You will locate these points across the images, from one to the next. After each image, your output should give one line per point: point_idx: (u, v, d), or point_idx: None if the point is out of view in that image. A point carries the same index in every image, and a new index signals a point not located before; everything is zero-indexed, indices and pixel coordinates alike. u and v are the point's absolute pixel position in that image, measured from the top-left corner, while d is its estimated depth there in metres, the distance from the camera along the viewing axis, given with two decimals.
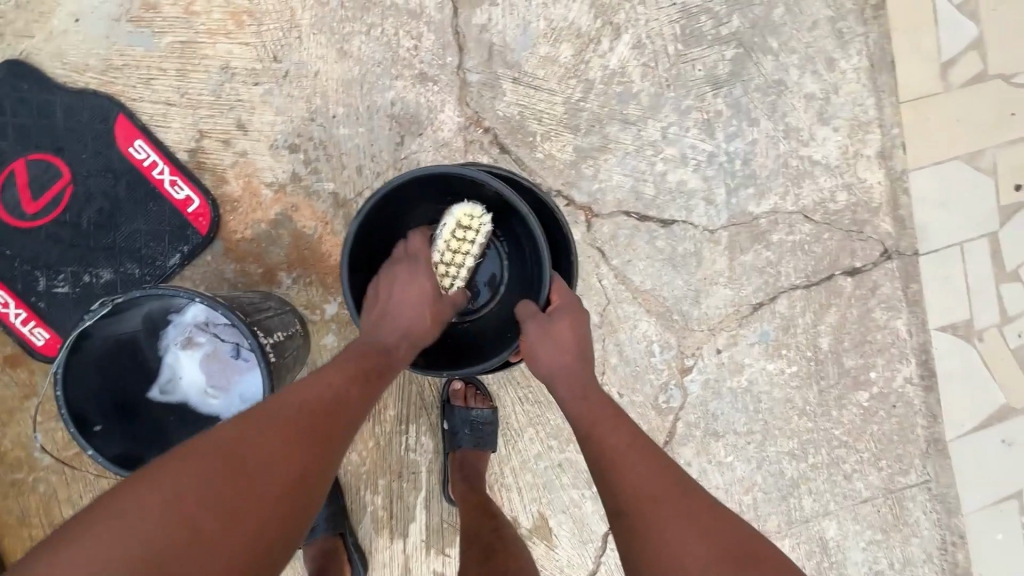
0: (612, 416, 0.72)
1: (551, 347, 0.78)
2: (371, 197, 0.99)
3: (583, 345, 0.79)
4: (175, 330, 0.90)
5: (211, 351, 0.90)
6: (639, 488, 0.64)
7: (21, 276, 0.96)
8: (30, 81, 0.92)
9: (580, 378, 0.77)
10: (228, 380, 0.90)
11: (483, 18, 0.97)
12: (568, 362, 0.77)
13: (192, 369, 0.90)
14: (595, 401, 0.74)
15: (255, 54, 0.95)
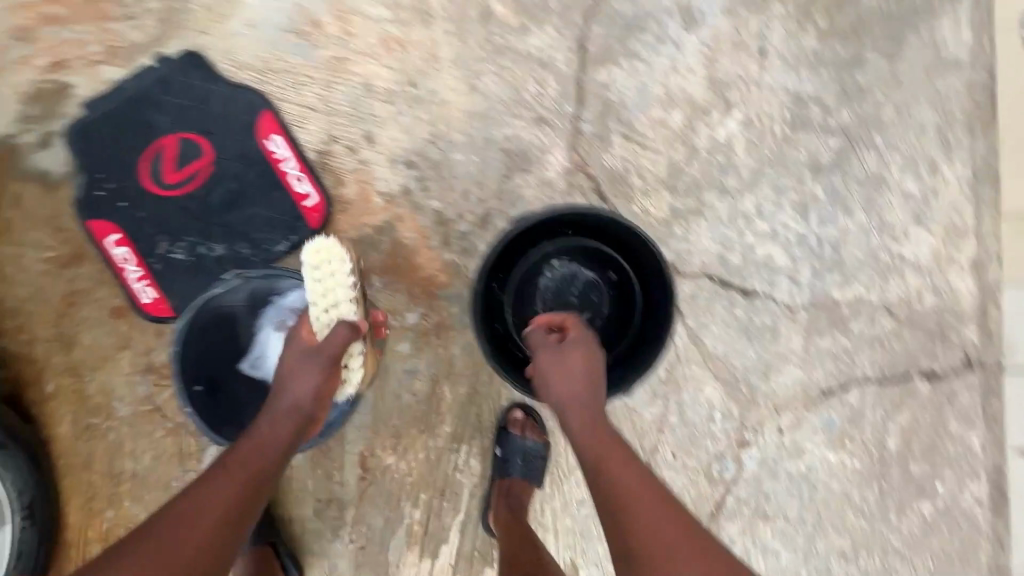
0: (611, 441, 0.77)
1: (553, 372, 0.83)
2: (470, 220, 1.05)
3: (580, 368, 0.83)
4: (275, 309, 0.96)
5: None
6: (623, 486, 0.72)
7: (147, 238, 1.05)
8: (198, 69, 1.03)
9: (583, 399, 0.81)
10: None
11: (607, 76, 1.03)
12: (568, 394, 0.81)
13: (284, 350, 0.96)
14: (596, 422, 0.79)
15: (396, 77, 1.04)
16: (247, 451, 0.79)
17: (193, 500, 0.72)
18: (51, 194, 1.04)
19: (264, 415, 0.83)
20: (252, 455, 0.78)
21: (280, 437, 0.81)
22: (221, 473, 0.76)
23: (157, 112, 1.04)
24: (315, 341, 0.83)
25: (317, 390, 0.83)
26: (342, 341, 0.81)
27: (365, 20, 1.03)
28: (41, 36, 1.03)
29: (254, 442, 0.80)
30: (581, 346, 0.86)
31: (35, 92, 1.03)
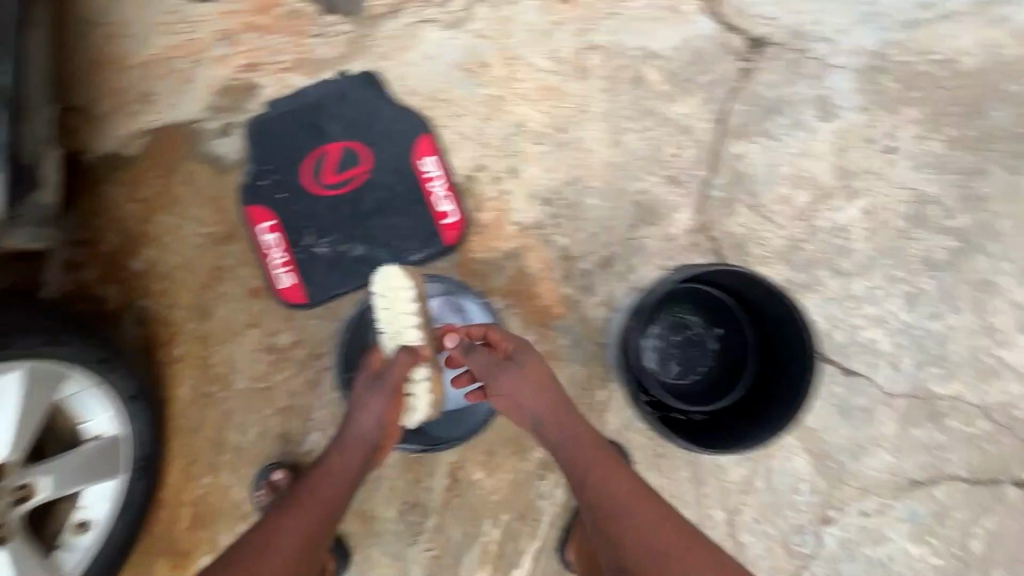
0: (593, 442, 0.93)
1: (512, 386, 0.96)
2: (593, 260, 1.12)
3: (529, 374, 0.96)
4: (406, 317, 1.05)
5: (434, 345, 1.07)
6: (601, 496, 0.86)
7: (296, 229, 1.14)
8: (372, 89, 1.14)
9: (563, 406, 0.96)
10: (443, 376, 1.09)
11: (741, 149, 1.11)
12: (535, 406, 0.95)
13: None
14: (574, 427, 0.94)
15: (546, 122, 1.13)
16: (323, 480, 0.91)
17: (281, 515, 0.86)
18: (220, 177, 1.15)
19: (336, 446, 0.95)
20: (326, 483, 0.91)
21: (348, 467, 0.93)
22: (305, 497, 0.89)
23: (329, 120, 1.15)
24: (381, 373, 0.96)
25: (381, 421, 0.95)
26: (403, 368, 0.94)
27: (528, 68, 1.14)
28: (242, 39, 1.16)
29: (327, 472, 0.92)
30: (528, 354, 0.99)
31: (227, 87, 1.16)
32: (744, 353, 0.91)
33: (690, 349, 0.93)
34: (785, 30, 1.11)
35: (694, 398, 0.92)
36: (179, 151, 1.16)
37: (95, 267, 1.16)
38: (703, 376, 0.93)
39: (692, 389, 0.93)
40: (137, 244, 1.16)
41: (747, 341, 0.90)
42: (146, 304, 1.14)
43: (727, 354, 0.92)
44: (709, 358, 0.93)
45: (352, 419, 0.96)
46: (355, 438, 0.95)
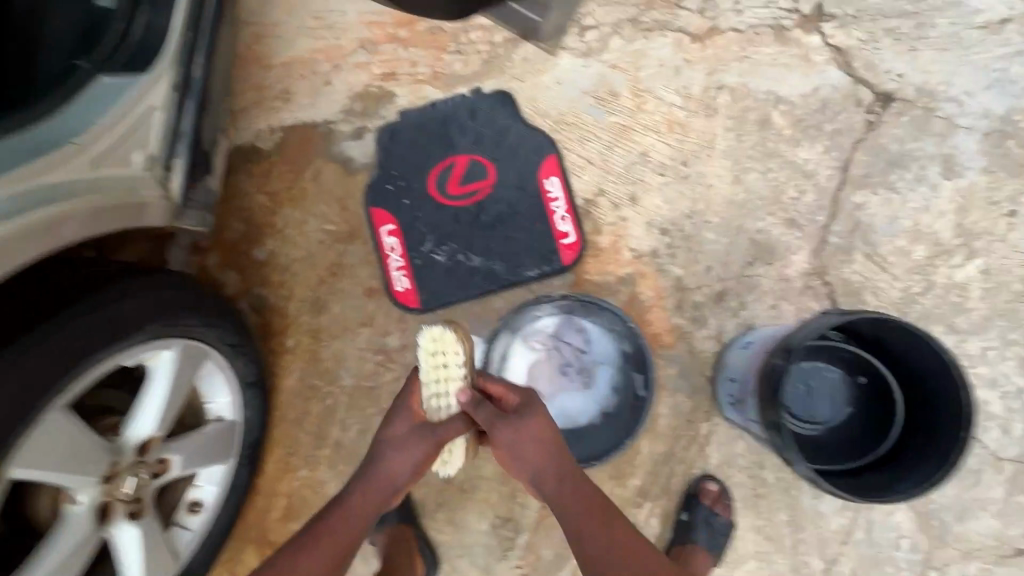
0: (576, 491, 0.81)
1: (513, 436, 0.81)
2: (706, 293, 1.13)
3: (510, 424, 0.82)
4: (530, 328, 1.11)
5: (554, 359, 1.11)
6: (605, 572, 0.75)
7: (416, 235, 1.17)
8: (504, 108, 1.18)
9: (536, 452, 0.82)
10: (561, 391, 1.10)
11: (862, 199, 1.13)
12: (538, 461, 0.82)
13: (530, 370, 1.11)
14: (548, 477, 0.81)
15: (670, 154, 1.16)
16: (329, 529, 0.81)
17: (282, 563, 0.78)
18: (349, 178, 1.19)
19: (356, 486, 0.85)
20: (337, 530, 0.81)
21: (368, 515, 0.83)
22: (314, 544, 0.79)
23: (458, 133, 1.18)
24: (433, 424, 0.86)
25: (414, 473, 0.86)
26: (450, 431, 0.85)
27: (657, 101, 1.17)
28: (382, 49, 1.21)
29: (340, 518, 0.82)
30: (537, 405, 0.85)
31: (363, 93, 1.20)
32: (884, 404, 0.91)
33: (825, 396, 0.94)
34: (914, 87, 1.13)
35: (831, 446, 0.93)
36: (311, 150, 1.20)
37: (218, 253, 1.20)
38: (839, 424, 0.94)
39: (829, 437, 0.93)
40: (261, 234, 1.20)
41: (890, 392, 0.91)
42: (264, 293, 1.18)
43: (864, 404, 0.93)
44: (846, 406, 0.94)
45: (379, 461, 0.86)
46: (378, 481, 0.84)
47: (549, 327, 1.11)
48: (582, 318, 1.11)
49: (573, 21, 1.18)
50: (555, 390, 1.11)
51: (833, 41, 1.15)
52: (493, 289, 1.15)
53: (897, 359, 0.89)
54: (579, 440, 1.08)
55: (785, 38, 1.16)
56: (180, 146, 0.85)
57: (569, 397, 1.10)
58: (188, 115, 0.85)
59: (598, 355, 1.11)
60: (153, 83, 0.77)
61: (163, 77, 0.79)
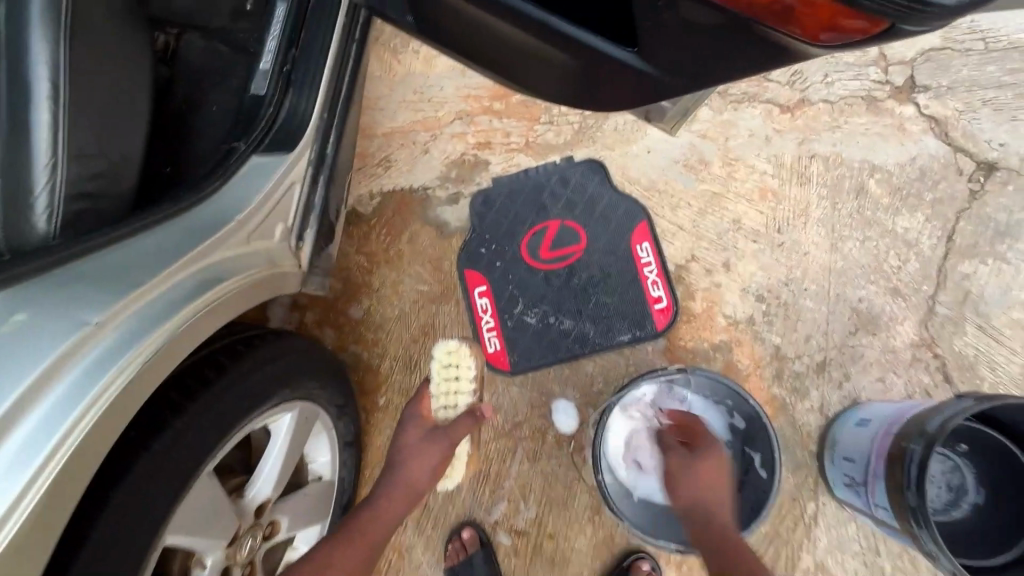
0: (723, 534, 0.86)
1: (693, 476, 0.92)
2: (807, 363, 1.10)
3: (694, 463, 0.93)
4: (631, 398, 1.09)
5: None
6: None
7: (507, 297, 1.19)
8: (595, 176, 1.22)
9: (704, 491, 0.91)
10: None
11: (970, 269, 1.09)
12: (694, 497, 0.90)
13: (632, 441, 1.07)
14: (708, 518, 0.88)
15: (763, 221, 1.16)
16: (366, 520, 0.93)
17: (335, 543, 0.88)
18: (443, 241, 1.24)
19: (385, 490, 0.98)
20: (370, 527, 0.92)
21: (393, 513, 0.96)
22: (350, 542, 0.89)
23: (550, 199, 1.22)
24: (441, 430, 1.04)
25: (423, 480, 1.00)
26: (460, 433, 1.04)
27: (748, 169, 1.19)
28: (478, 121, 1.28)
29: (376, 513, 0.95)
30: (716, 454, 0.94)
31: (459, 161, 1.26)
32: (1020, 493, 0.89)
33: (952, 481, 0.95)
34: (1018, 157, 1.12)
35: (967, 536, 0.92)
36: (409, 214, 1.26)
37: (316, 311, 1.25)
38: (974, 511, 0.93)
39: (964, 525, 0.93)
40: (358, 293, 1.24)
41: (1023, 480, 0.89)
42: (359, 351, 1.21)
43: (999, 492, 0.91)
44: (980, 494, 0.93)
45: (398, 467, 1.01)
46: (401, 480, 0.99)
47: (652, 397, 1.09)
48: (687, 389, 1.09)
49: None
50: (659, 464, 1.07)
51: (928, 111, 1.15)
52: (585, 352, 1.15)
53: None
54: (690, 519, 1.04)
55: (879, 108, 1.16)
56: (311, 220, 0.92)
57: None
58: (319, 189, 0.93)
59: (703, 428, 1.09)
60: (294, 162, 0.83)
61: (303, 156, 0.85)
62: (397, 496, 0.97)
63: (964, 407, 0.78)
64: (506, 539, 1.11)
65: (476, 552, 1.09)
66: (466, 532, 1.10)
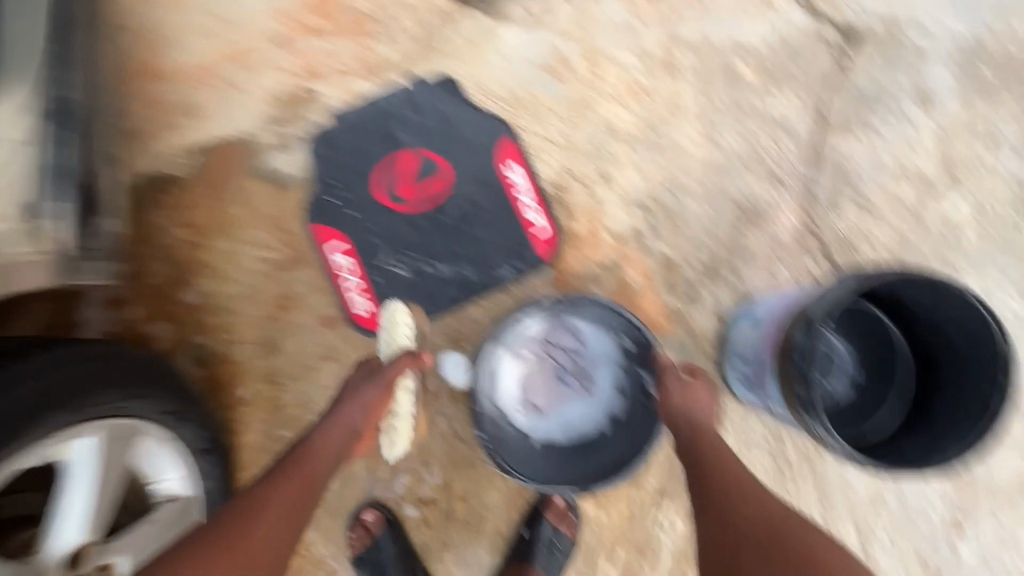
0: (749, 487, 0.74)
1: (680, 410, 0.83)
2: (697, 268, 1.04)
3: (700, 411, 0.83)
4: (516, 338, 0.99)
5: (548, 368, 1.01)
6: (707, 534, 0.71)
7: (370, 250, 1.03)
8: (449, 94, 1.05)
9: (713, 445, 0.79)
10: (561, 401, 1.01)
11: (842, 145, 1.06)
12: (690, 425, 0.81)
13: (522, 383, 1.01)
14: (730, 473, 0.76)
15: (637, 122, 1.06)
16: (294, 477, 0.80)
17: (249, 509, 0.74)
18: (283, 196, 1.04)
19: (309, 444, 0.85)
20: (285, 490, 0.77)
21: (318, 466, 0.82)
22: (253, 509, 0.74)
23: (401, 129, 1.05)
24: (376, 372, 0.93)
25: (360, 426, 0.89)
26: (395, 372, 0.93)
27: (614, 67, 1.06)
28: (299, 44, 1.05)
29: (307, 467, 0.82)
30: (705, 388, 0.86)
31: (283, 96, 1.04)
32: (893, 365, 0.87)
33: (834, 365, 0.90)
34: (883, 19, 1.05)
35: (847, 418, 0.88)
36: (235, 170, 1.05)
37: (141, 304, 1.03)
38: (851, 392, 0.89)
39: (843, 408, 0.89)
40: (190, 274, 1.04)
41: (897, 353, 0.87)
42: (204, 342, 1.02)
43: (874, 367, 0.88)
44: (857, 373, 0.89)
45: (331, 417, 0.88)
46: (334, 428, 0.87)
47: (540, 333, 0.99)
48: (574, 320, 0.98)
49: None
50: (555, 401, 1.01)
51: None
52: (467, 297, 1.03)
53: (908, 318, 0.84)
54: (590, 453, 0.99)
55: None
56: (67, 188, 0.79)
57: (571, 407, 1.01)
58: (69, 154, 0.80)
59: (597, 356, 1.00)
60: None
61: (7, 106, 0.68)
62: (327, 445, 0.86)
63: (839, 287, 0.75)
64: (414, 512, 1.02)
65: (380, 534, 0.99)
66: (370, 515, 0.99)
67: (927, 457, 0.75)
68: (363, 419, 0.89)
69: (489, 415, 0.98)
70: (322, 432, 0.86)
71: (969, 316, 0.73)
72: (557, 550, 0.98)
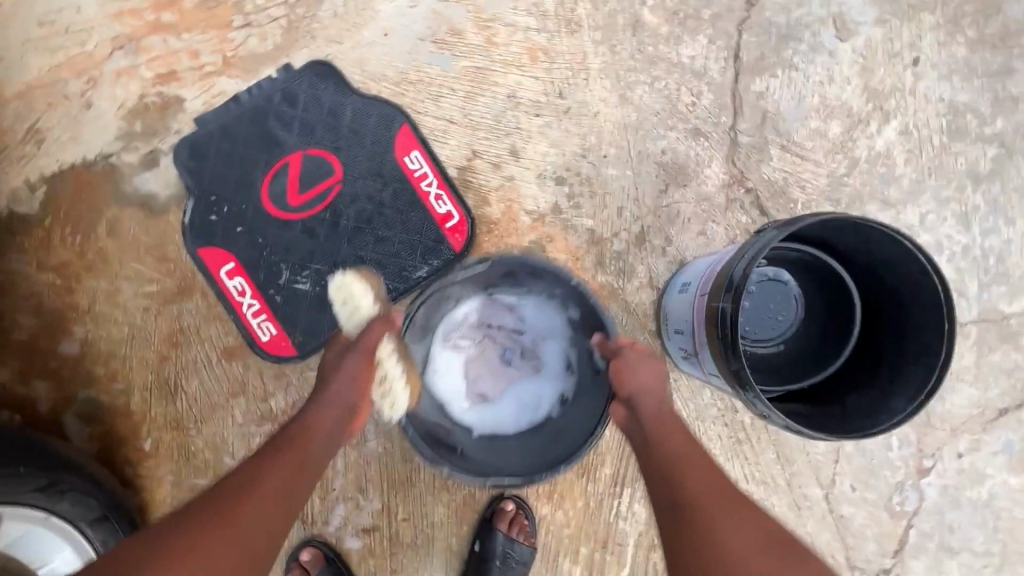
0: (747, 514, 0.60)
1: (640, 379, 0.73)
2: (626, 239, 0.97)
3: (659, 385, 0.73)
4: (448, 324, 0.88)
5: (490, 352, 0.89)
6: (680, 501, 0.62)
7: (265, 267, 0.93)
8: (330, 82, 0.94)
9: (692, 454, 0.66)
10: (509, 387, 0.88)
11: (762, 86, 0.99)
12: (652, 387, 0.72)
13: (464, 375, 0.88)
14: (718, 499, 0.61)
15: (542, 89, 0.97)
16: (274, 477, 0.62)
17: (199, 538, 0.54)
18: (156, 219, 0.92)
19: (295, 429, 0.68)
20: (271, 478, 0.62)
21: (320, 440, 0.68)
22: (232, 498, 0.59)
23: (280, 126, 0.93)
24: (355, 341, 0.74)
25: (348, 407, 0.72)
26: (377, 336, 0.73)
27: (509, 29, 0.96)
28: (149, 44, 0.92)
29: (289, 463, 0.64)
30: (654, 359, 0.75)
31: (139, 107, 0.92)
32: (833, 297, 0.80)
33: (777, 307, 0.82)
34: None
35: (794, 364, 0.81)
36: (95, 197, 0.92)
37: (13, 361, 0.92)
38: (795, 333, 0.83)
39: (787, 354, 0.82)
40: (64, 321, 0.91)
41: (834, 283, 0.80)
42: (92, 394, 0.91)
43: (811, 304, 0.82)
44: (796, 313, 0.83)
45: (320, 394, 0.72)
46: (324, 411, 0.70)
47: (475, 314, 0.89)
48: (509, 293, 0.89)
49: None
50: (504, 389, 0.88)
51: None
52: None
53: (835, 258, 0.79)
54: (549, 439, 0.83)
55: None
56: None
57: (522, 392, 0.88)
58: None
59: (540, 329, 0.89)
60: None
61: None
62: (313, 430, 0.69)
63: (763, 244, 0.68)
64: (357, 543, 0.94)
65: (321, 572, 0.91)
66: (304, 555, 0.92)
67: (871, 418, 0.70)
68: (357, 396, 0.72)
69: (427, 415, 0.84)
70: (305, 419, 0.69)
71: (902, 258, 0.68)
72: (516, 559, 0.92)
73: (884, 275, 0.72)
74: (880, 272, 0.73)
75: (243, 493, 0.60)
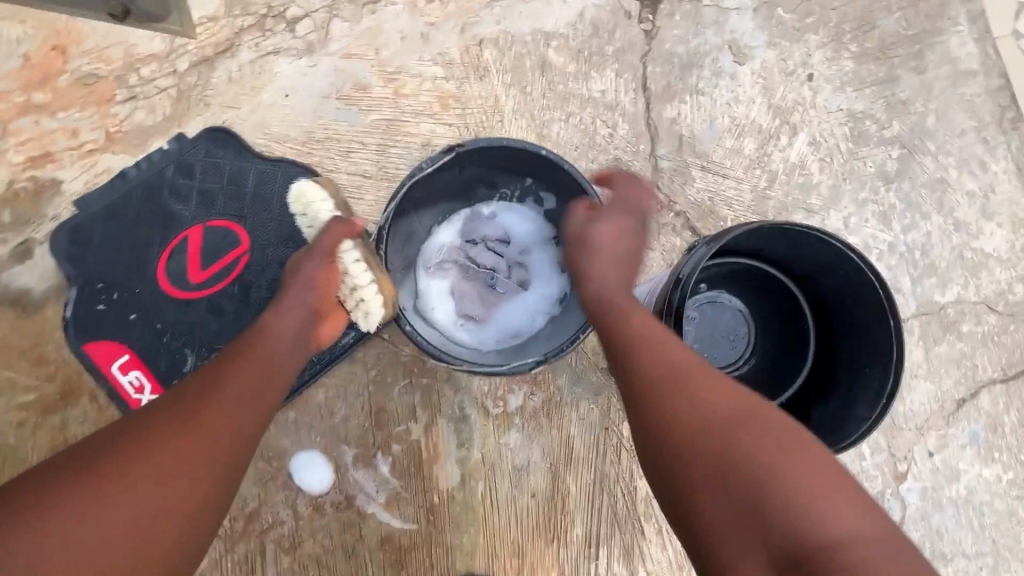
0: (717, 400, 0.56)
1: (603, 232, 0.72)
2: None
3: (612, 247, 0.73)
4: (428, 252, 0.82)
5: (476, 271, 0.83)
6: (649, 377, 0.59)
7: (167, 355, 0.82)
8: (228, 147, 0.88)
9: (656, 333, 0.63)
10: (504, 299, 0.82)
11: (674, 112, 1.01)
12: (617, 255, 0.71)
13: (453, 296, 0.81)
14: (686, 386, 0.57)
15: (458, 135, 0.94)
16: (224, 395, 0.57)
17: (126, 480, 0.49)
18: (31, 318, 0.81)
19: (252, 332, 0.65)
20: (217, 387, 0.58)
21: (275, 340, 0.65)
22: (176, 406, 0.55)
23: (175, 200, 0.86)
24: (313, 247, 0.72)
25: (315, 311, 0.70)
26: (337, 235, 0.71)
27: (416, 79, 0.94)
28: (18, 126, 0.84)
29: (240, 379, 0.59)
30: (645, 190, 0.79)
31: (8, 195, 0.83)
32: (788, 315, 0.79)
33: (728, 330, 0.80)
34: None
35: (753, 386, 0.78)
36: None
37: None
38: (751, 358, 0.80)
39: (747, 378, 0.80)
40: None
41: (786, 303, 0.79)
42: None
43: (766, 323, 0.80)
44: (751, 333, 0.81)
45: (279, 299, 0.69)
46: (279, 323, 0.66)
47: (456, 229, 0.83)
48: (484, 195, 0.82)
49: (273, 17, 0.91)
50: (498, 303, 0.82)
51: None
52: (304, 380, 0.84)
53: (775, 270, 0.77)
54: (557, 331, 0.78)
55: None
56: None
57: (519, 302, 0.82)
58: None
59: (523, 233, 0.84)
60: None
61: None
62: (271, 343, 0.64)
63: (696, 263, 0.65)
64: None
65: None
66: None
67: (841, 429, 0.66)
68: (316, 296, 0.69)
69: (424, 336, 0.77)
70: (268, 331, 0.65)
71: (835, 258, 0.67)
72: None
73: (823, 276, 0.71)
74: (818, 274, 0.71)
75: (190, 416, 0.54)
